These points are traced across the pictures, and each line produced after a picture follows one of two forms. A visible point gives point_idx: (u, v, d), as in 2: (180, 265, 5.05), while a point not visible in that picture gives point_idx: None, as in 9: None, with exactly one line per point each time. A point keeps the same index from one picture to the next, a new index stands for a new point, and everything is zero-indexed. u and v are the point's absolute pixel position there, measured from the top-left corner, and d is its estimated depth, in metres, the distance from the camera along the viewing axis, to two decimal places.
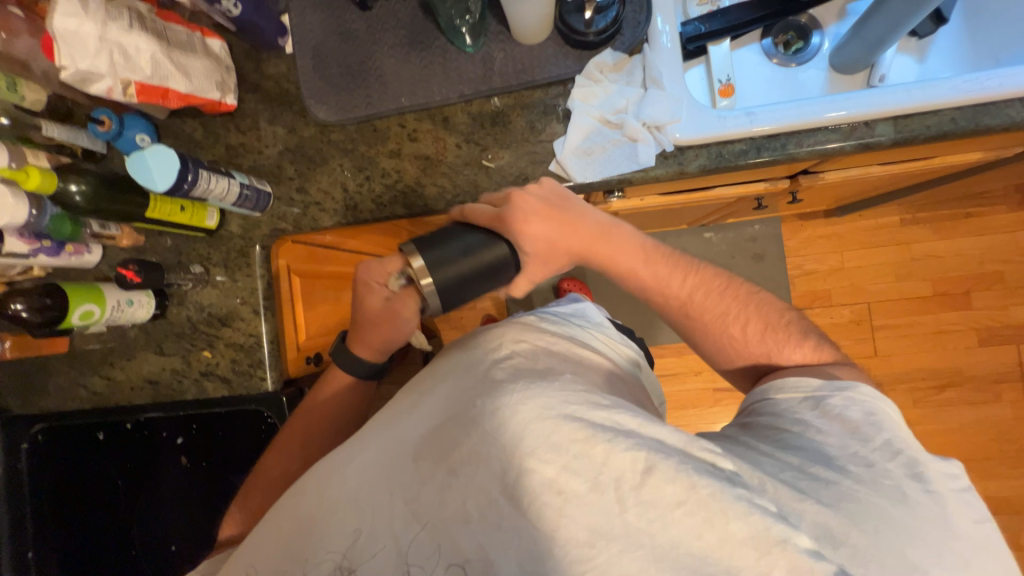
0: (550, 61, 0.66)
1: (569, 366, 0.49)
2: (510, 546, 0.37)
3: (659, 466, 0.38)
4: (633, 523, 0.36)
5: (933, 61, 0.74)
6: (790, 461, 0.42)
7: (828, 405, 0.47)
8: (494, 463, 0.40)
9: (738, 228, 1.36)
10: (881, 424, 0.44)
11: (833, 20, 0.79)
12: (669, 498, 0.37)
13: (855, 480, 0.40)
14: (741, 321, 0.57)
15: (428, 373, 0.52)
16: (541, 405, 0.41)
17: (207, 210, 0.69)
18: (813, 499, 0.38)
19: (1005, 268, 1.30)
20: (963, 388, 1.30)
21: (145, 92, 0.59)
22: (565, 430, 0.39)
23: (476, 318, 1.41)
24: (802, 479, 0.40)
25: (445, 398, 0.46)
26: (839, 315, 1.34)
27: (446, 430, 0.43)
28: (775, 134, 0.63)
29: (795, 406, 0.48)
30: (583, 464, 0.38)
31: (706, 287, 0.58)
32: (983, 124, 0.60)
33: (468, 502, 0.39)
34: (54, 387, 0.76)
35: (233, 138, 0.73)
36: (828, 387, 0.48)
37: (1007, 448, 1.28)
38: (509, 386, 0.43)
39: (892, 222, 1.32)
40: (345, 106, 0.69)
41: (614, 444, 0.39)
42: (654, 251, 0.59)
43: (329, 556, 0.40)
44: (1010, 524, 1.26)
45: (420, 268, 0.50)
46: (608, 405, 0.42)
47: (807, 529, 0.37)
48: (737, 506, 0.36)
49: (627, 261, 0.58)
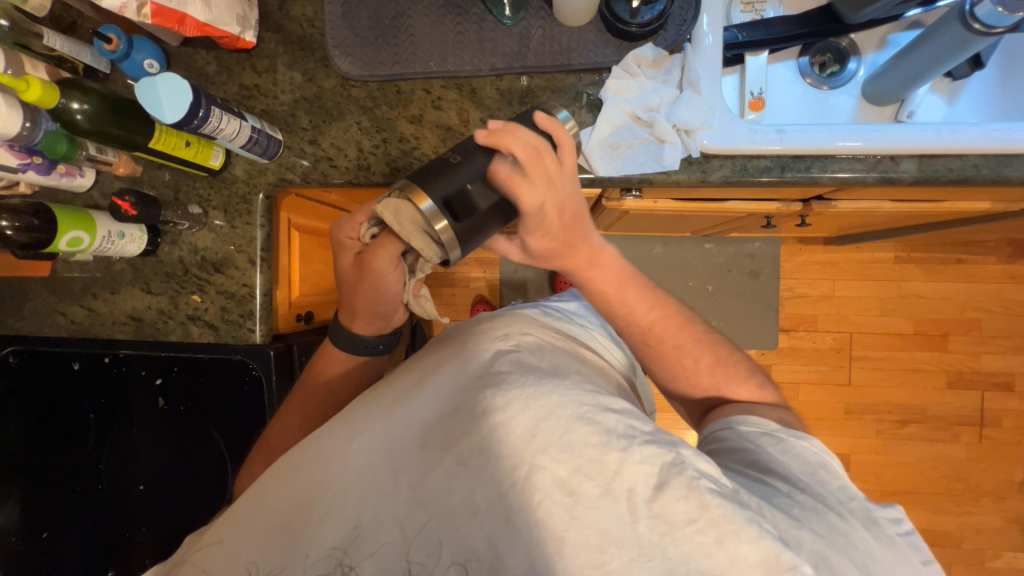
0: (589, 46, 0.64)
1: (574, 366, 0.52)
2: (517, 538, 0.40)
3: (671, 481, 0.40)
4: (644, 534, 0.39)
5: (962, 105, 0.74)
6: (778, 488, 0.45)
7: (786, 443, 0.50)
8: (506, 458, 0.42)
9: (739, 243, 1.38)
10: (835, 472, 0.48)
11: (872, 48, 0.78)
12: (682, 515, 0.39)
13: (836, 514, 0.43)
14: (693, 355, 0.61)
15: (433, 355, 0.53)
16: (555, 403, 0.44)
17: (213, 149, 0.66)
18: (807, 529, 0.41)
19: (984, 317, 1.34)
20: (924, 425, 1.35)
21: (160, 15, 0.55)
22: (578, 432, 0.42)
23: (468, 297, 1.42)
24: (794, 506, 0.43)
25: (452, 382, 0.48)
26: (822, 341, 1.37)
27: (455, 419, 0.45)
28: (802, 155, 0.62)
29: (754, 438, 0.52)
30: (595, 468, 0.41)
31: (669, 319, 0.62)
32: (1003, 174, 0.61)
33: (477, 492, 0.42)
34: (30, 311, 0.73)
35: (247, 78, 0.70)
36: (784, 430, 0.52)
37: (956, 486, 1.34)
38: (521, 382, 0.45)
39: (887, 258, 1.35)
40: (370, 62, 0.67)
41: (626, 452, 0.41)
42: (631, 278, 0.61)
43: (330, 552, 0.43)
44: (947, 556, 1.34)
45: (430, 210, 0.48)
46: (620, 409, 0.45)
47: (806, 556, 0.39)
48: (749, 529, 0.38)
49: (602, 283, 0.60)
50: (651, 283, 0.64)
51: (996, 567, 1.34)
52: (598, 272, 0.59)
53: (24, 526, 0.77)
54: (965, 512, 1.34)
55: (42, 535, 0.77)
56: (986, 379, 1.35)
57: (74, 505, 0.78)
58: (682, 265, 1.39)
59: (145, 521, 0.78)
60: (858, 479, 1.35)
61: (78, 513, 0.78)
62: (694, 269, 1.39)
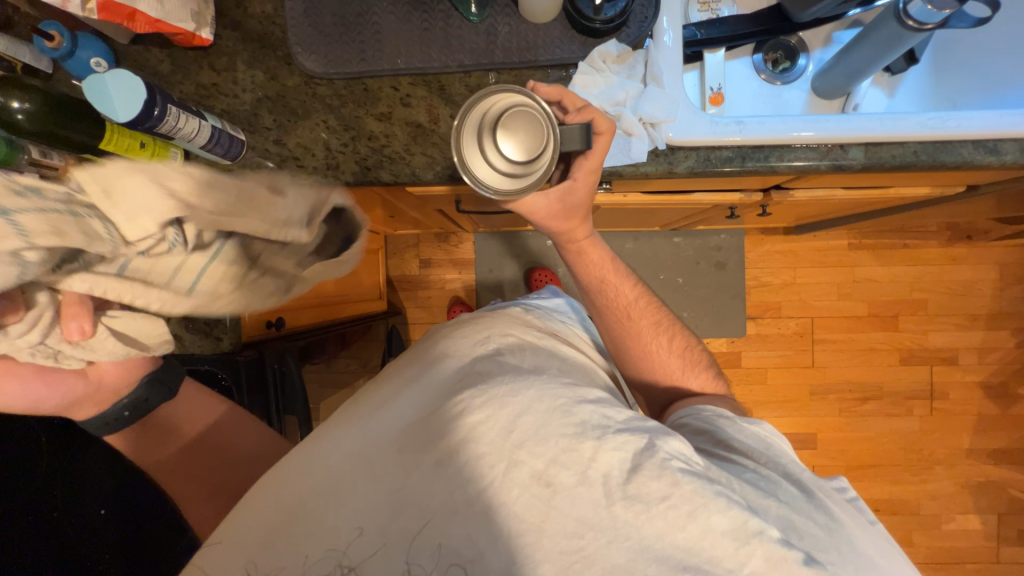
0: (555, 43, 0.65)
1: (551, 363, 0.54)
2: (497, 534, 0.41)
3: (643, 464, 0.43)
4: (620, 516, 0.41)
5: (901, 98, 0.80)
6: (746, 465, 0.51)
7: (740, 424, 0.56)
8: (483, 456, 0.43)
9: (705, 235, 1.42)
10: (784, 447, 0.55)
11: (820, 45, 0.83)
12: (655, 493, 0.42)
13: (793, 483, 0.50)
14: (669, 337, 0.69)
15: (412, 360, 0.54)
16: (530, 398, 0.45)
17: (170, 151, 0.64)
18: (774, 498, 0.47)
19: (929, 297, 1.44)
20: (881, 401, 1.44)
21: (108, 9, 0.53)
22: (555, 424, 0.44)
23: (444, 299, 1.41)
24: (761, 479, 0.49)
25: (433, 385, 0.49)
26: (786, 327, 1.44)
27: (434, 420, 0.46)
28: (760, 145, 0.65)
29: (714, 418, 0.58)
30: (571, 457, 0.43)
31: (647, 301, 0.69)
32: (939, 160, 0.65)
33: (456, 492, 0.42)
34: None
35: (205, 77, 0.67)
36: (738, 415, 0.58)
37: (912, 457, 1.43)
38: (497, 380, 0.47)
39: (841, 245, 1.43)
40: (335, 60, 0.66)
41: (601, 441, 0.43)
42: (613, 259, 0.69)
43: (328, 553, 0.42)
44: (906, 523, 1.43)
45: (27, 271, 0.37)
46: (595, 400, 0.47)
47: (775, 521, 0.45)
48: (717, 502, 0.42)
49: (596, 254, 0.68)
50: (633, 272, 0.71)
51: (950, 529, 1.43)
52: (590, 249, 0.67)
53: None
54: (921, 480, 1.43)
55: None
56: (934, 355, 1.44)
57: None
58: (654, 258, 1.43)
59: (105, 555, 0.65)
60: (824, 456, 1.42)
61: None
62: (664, 263, 1.43)
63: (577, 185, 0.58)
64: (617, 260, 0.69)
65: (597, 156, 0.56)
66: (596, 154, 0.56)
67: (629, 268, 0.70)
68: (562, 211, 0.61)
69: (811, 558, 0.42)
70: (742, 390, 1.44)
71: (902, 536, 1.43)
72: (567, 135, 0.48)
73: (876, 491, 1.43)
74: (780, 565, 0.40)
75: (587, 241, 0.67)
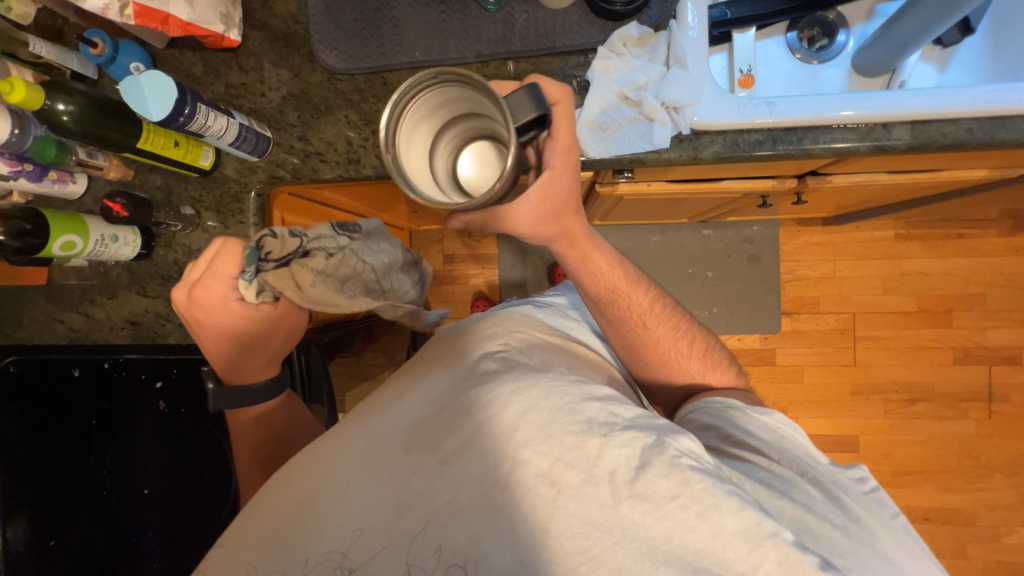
0: (573, 28, 0.64)
1: (560, 361, 0.54)
2: (501, 535, 0.41)
3: (652, 461, 0.41)
4: (627, 516, 0.40)
5: (954, 72, 0.74)
6: (759, 464, 0.48)
7: (750, 417, 0.54)
8: (488, 454, 0.43)
9: (736, 227, 1.37)
10: (801, 438, 0.52)
11: (861, 19, 0.77)
12: (664, 492, 0.40)
13: (809, 480, 0.47)
14: (684, 341, 0.66)
15: (423, 361, 0.55)
16: (537, 396, 0.44)
17: (202, 149, 0.66)
18: (789, 500, 0.45)
19: (988, 291, 1.33)
20: (932, 403, 1.34)
21: (145, 15, 0.56)
22: (561, 422, 0.43)
23: (467, 294, 1.42)
24: (775, 479, 0.47)
25: (443, 383, 0.49)
26: (824, 323, 1.36)
27: (441, 417, 0.46)
28: (793, 127, 0.62)
29: (724, 413, 0.55)
30: (577, 455, 0.42)
31: (660, 306, 0.66)
32: (998, 137, 0.60)
33: (461, 493, 0.42)
34: (29, 320, 0.74)
35: (234, 77, 0.70)
36: (749, 406, 0.55)
37: (967, 463, 1.33)
38: (503, 378, 0.46)
39: (886, 236, 1.34)
40: (355, 55, 0.67)
41: (607, 438, 0.42)
42: (618, 265, 0.63)
43: (331, 553, 0.42)
44: (959, 533, 1.33)
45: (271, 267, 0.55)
46: (602, 397, 0.46)
47: (788, 523, 0.43)
48: (729, 501, 0.40)
49: (603, 264, 0.62)
50: (645, 278, 0.66)
51: (1011, 542, 1.33)
52: (597, 258, 0.61)
53: (33, 542, 0.74)
54: (979, 488, 1.33)
55: (55, 553, 0.75)
56: (992, 354, 1.33)
57: (91, 516, 0.76)
58: (682, 252, 1.39)
59: (153, 524, 0.77)
60: (868, 460, 1.34)
61: (95, 525, 0.76)
62: (693, 256, 1.39)
63: (555, 174, 0.49)
64: (625, 263, 0.64)
65: (565, 134, 0.48)
66: (562, 128, 0.48)
67: (638, 272, 0.65)
68: (549, 210, 0.52)
69: (828, 564, 0.40)
70: (775, 388, 1.38)
71: (955, 547, 1.33)
72: (513, 104, 0.39)
73: (926, 498, 1.33)
74: (795, 569, 0.38)
75: (589, 244, 0.60)
